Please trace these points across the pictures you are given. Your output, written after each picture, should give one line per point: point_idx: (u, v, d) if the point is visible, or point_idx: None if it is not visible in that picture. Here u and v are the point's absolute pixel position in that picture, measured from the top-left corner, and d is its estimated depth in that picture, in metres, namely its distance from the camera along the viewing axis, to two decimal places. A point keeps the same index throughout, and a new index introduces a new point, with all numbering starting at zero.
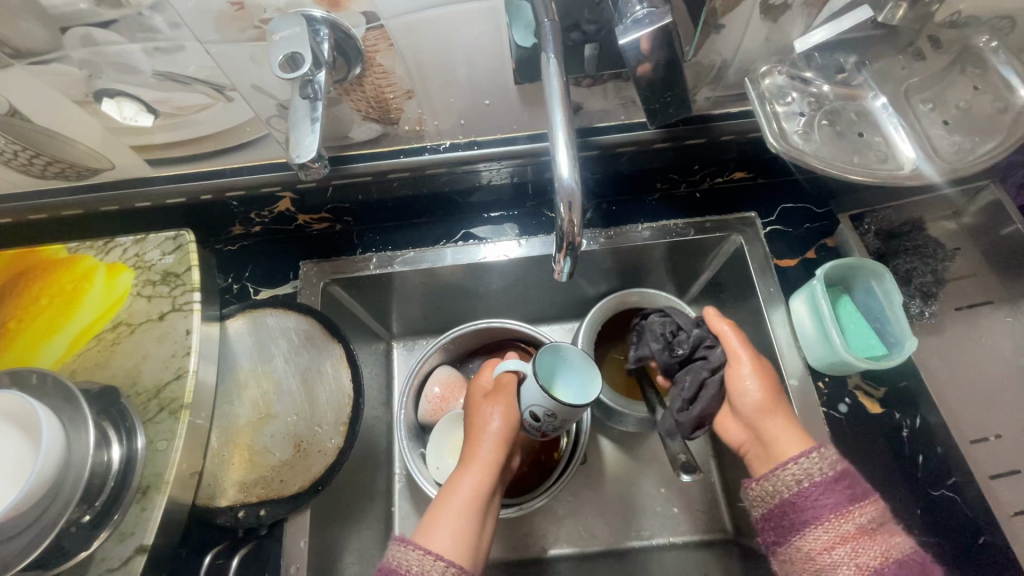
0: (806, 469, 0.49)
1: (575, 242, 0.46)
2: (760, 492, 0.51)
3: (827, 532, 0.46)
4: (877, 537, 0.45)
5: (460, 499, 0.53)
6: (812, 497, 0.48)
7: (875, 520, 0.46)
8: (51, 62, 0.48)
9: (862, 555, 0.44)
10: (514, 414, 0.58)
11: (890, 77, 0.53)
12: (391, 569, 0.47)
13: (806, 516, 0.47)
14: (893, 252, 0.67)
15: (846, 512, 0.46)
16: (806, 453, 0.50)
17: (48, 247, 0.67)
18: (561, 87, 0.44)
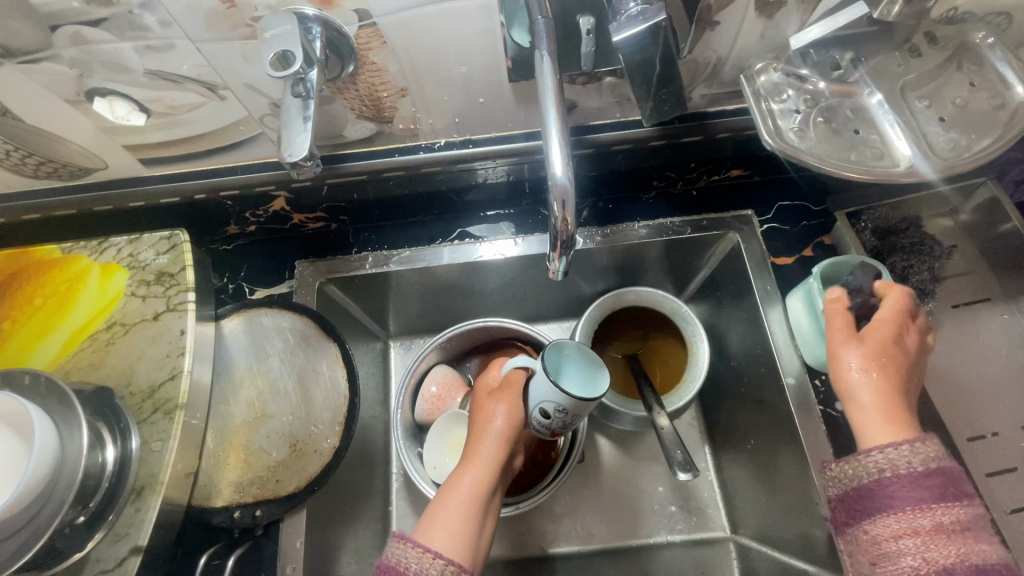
0: (892, 458, 0.45)
1: (570, 239, 0.46)
2: (837, 470, 0.48)
3: (899, 522, 0.43)
4: (959, 539, 0.41)
5: (462, 496, 0.53)
6: (893, 485, 0.44)
7: (964, 522, 0.42)
8: (41, 61, 0.48)
9: (937, 552, 0.41)
10: (519, 412, 0.58)
11: (886, 74, 0.52)
12: (389, 566, 0.47)
13: (881, 501, 0.44)
14: (890, 248, 0.67)
15: (929, 508, 0.42)
16: (902, 443, 0.45)
17: (43, 247, 0.66)
18: (555, 84, 0.43)
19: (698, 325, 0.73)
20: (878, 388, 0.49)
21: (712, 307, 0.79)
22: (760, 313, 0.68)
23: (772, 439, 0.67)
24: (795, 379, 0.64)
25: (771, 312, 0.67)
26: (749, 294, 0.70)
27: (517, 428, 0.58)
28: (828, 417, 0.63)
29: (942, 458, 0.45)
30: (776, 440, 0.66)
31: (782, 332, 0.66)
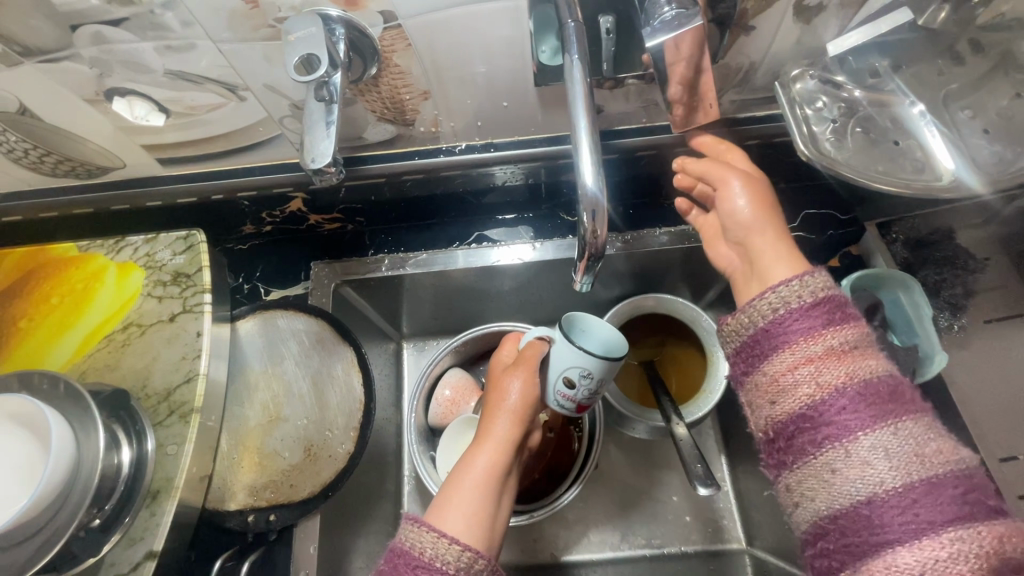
0: (786, 296, 0.45)
1: (599, 251, 0.45)
2: (734, 322, 0.47)
3: (793, 354, 0.43)
4: (848, 358, 0.41)
5: (474, 477, 0.53)
6: (790, 321, 0.44)
7: (852, 344, 0.42)
8: (63, 60, 0.47)
9: (829, 369, 0.41)
10: (531, 390, 0.58)
11: (927, 83, 0.50)
12: (403, 551, 0.46)
13: (780, 338, 0.44)
14: (921, 262, 0.66)
15: (820, 334, 0.42)
16: (792, 280, 0.45)
17: (59, 246, 0.66)
18: (585, 90, 0.42)
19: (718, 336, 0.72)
20: (751, 195, 0.53)
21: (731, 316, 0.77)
22: None
23: None
24: None
25: None
26: None
27: (531, 405, 0.58)
28: None
29: (832, 289, 0.45)
30: None
31: None
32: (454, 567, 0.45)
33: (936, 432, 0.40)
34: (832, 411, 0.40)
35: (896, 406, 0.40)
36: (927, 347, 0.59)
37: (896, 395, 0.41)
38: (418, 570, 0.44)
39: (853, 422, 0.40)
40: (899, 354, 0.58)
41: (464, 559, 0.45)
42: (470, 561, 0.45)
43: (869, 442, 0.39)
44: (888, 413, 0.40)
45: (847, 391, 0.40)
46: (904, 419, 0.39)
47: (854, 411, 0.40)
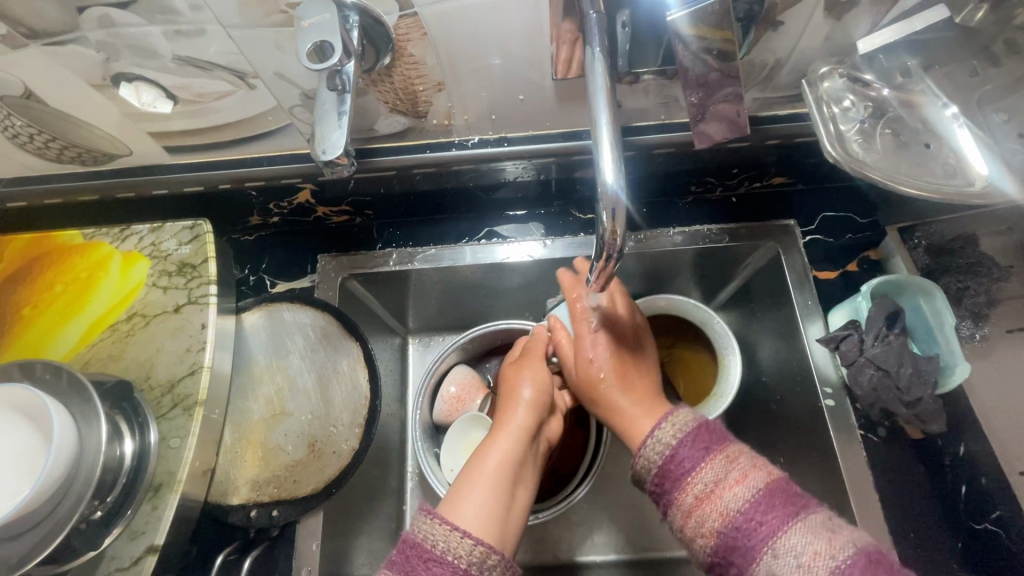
0: (652, 450, 0.48)
1: (617, 250, 0.44)
2: (633, 472, 0.50)
3: (678, 511, 0.45)
4: (718, 495, 0.43)
5: (490, 469, 0.53)
6: (671, 468, 0.46)
7: (720, 475, 0.44)
8: (69, 43, 0.46)
9: (709, 511, 0.43)
10: (543, 378, 0.60)
11: (960, 84, 0.48)
12: (415, 542, 0.45)
13: (669, 490, 0.46)
14: (943, 269, 0.64)
15: (691, 479, 0.45)
16: (661, 421, 0.48)
17: (64, 233, 0.65)
18: (607, 84, 0.41)
19: (729, 336, 0.67)
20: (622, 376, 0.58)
21: (743, 318, 0.75)
22: (798, 328, 0.65)
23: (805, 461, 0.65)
24: (833, 399, 0.61)
25: (811, 328, 0.64)
26: (786, 306, 0.67)
27: (545, 394, 0.60)
28: (869, 443, 0.60)
29: (693, 418, 0.48)
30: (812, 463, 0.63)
31: (822, 349, 0.63)
32: (466, 562, 0.44)
33: (833, 530, 0.40)
34: (728, 554, 0.42)
35: (782, 510, 0.41)
36: (947, 356, 0.58)
37: (779, 502, 0.41)
38: (430, 563, 0.44)
39: (749, 553, 0.41)
40: (921, 364, 0.57)
41: (476, 553, 0.44)
42: (483, 556, 0.45)
43: (765, 571, 0.40)
44: (776, 523, 0.40)
45: (730, 530, 0.42)
46: (794, 522, 0.40)
47: (752, 530, 0.41)
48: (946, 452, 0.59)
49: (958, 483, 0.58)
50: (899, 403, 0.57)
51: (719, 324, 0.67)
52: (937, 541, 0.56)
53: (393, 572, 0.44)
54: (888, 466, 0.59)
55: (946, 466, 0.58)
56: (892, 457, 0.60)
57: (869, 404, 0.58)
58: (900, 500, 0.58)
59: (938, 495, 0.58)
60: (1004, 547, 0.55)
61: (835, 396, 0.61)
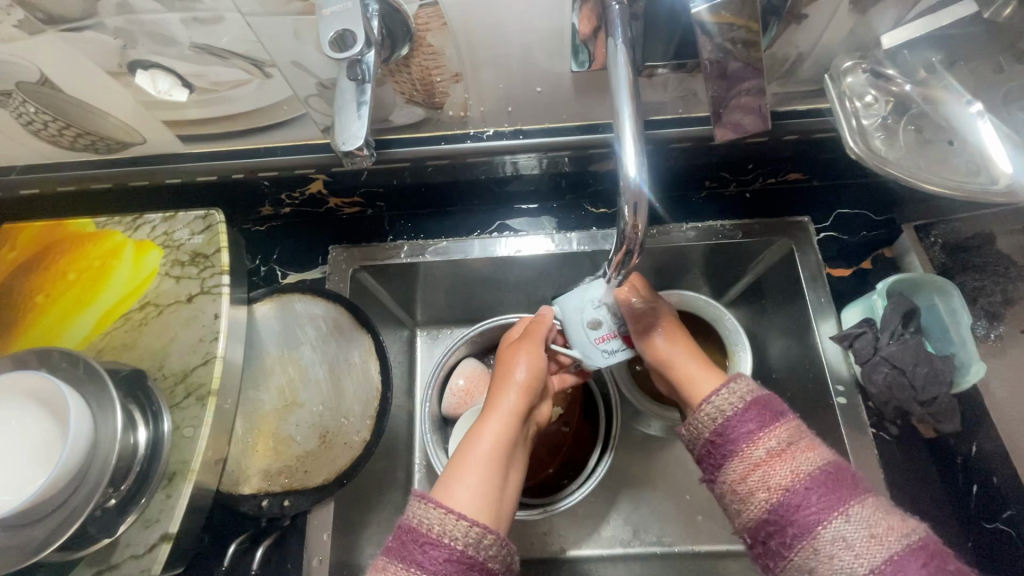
0: (719, 405, 0.49)
1: (637, 245, 0.45)
2: (687, 428, 0.50)
3: (742, 460, 0.46)
4: (791, 456, 0.44)
5: (483, 451, 0.54)
6: (736, 426, 0.47)
7: (792, 439, 0.45)
8: (86, 30, 0.46)
9: (779, 470, 0.44)
10: (538, 362, 0.61)
11: (985, 81, 0.48)
12: (411, 528, 0.45)
13: (734, 444, 0.47)
14: (959, 268, 0.64)
15: (760, 438, 0.46)
16: (722, 388, 0.50)
17: (76, 221, 0.65)
18: (630, 77, 0.40)
19: (741, 334, 0.67)
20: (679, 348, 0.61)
21: (754, 315, 0.75)
22: (810, 325, 0.65)
23: None
24: (845, 397, 0.61)
25: (823, 325, 0.64)
26: (798, 303, 0.67)
27: (538, 377, 0.60)
28: (879, 441, 0.61)
29: (757, 391, 0.49)
30: None
31: (834, 346, 0.63)
32: (463, 543, 0.44)
33: (888, 510, 0.41)
34: (790, 512, 0.42)
35: (850, 486, 0.42)
36: (963, 356, 0.58)
37: (847, 477, 0.43)
38: (427, 547, 0.44)
39: (816, 513, 0.41)
40: (937, 363, 0.56)
41: (473, 534, 0.45)
42: (480, 536, 0.45)
43: (831, 532, 0.40)
44: (846, 496, 0.42)
45: (800, 488, 0.43)
46: (860, 497, 0.42)
47: (813, 499, 0.42)
48: (958, 451, 0.59)
49: (969, 482, 0.58)
50: (914, 402, 0.57)
51: (731, 319, 0.67)
52: (948, 540, 0.56)
53: (390, 559, 0.44)
54: (899, 464, 0.59)
55: (959, 464, 0.58)
56: (903, 456, 0.60)
57: (882, 402, 0.58)
58: (909, 498, 0.58)
59: (949, 494, 0.58)
60: (1015, 546, 0.55)
61: (847, 394, 0.61)
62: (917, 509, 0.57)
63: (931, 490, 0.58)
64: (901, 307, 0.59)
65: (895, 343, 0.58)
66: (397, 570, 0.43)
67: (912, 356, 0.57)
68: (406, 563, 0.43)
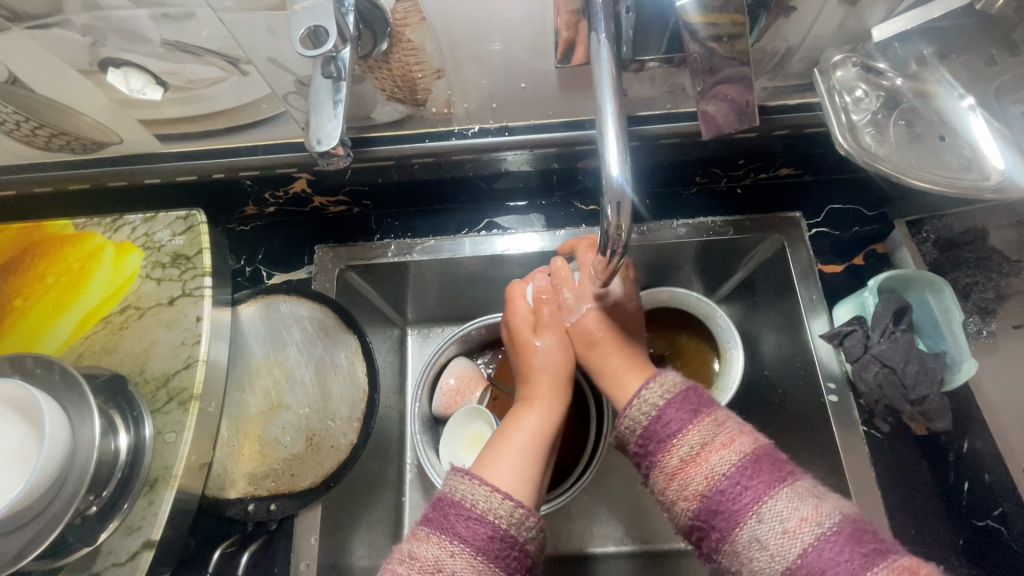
0: (637, 412, 0.47)
1: (622, 245, 0.44)
2: (616, 437, 0.49)
3: (663, 468, 0.44)
4: (704, 458, 0.42)
5: (522, 433, 0.55)
6: (656, 431, 0.45)
7: (708, 437, 0.43)
8: (52, 27, 0.45)
9: (694, 473, 0.42)
10: (563, 340, 0.61)
11: (978, 74, 0.47)
12: (453, 501, 0.45)
13: (654, 452, 0.45)
14: (952, 263, 0.63)
15: (675, 444, 0.44)
16: (648, 384, 0.48)
17: (55, 222, 0.64)
18: (613, 73, 0.39)
19: (734, 331, 0.66)
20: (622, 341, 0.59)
21: (745, 311, 0.74)
22: (802, 322, 0.64)
23: (807, 455, 0.64)
24: (836, 395, 0.61)
25: (814, 322, 0.63)
26: (791, 300, 0.66)
27: (561, 365, 0.60)
28: (871, 438, 0.60)
29: (673, 386, 0.47)
30: (815, 457, 0.63)
31: (825, 345, 0.62)
32: (506, 521, 0.44)
33: (815, 499, 0.39)
34: (711, 517, 0.41)
35: (765, 478, 0.40)
36: (955, 353, 0.57)
37: (765, 468, 0.41)
38: (471, 522, 0.44)
39: (733, 515, 0.40)
40: (928, 361, 0.56)
41: (516, 515, 0.45)
42: (521, 516, 0.45)
43: (749, 534, 0.39)
44: (761, 490, 0.40)
45: (716, 492, 0.41)
46: (777, 489, 0.39)
47: (728, 505, 0.40)
48: (950, 448, 0.58)
49: (961, 480, 0.57)
50: (905, 402, 0.56)
51: (724, 317, 0.66)
52: (939, 538, 0.56)
53: (431, 530, 0.44)
54: (890, 461, 0.59)
55: (949, 462, 0.58)
56: (895, 453, 0.59)
57: (873, 401, 0.58)
58: (900, 495, 0.58)
59: (940, 491, 0.57)
60: (1005, 543, 0.55)
61: (839, 392, 0.61)
62: (908, 507, 0.57)
63: (923, 488, 0.58)
64: (893, 304, 0.58)
65: (888, 340, 0.57)
66: (440, 542, 0.43)
67: (905, 354, 0.56)
68: (450, 537, 0.43)
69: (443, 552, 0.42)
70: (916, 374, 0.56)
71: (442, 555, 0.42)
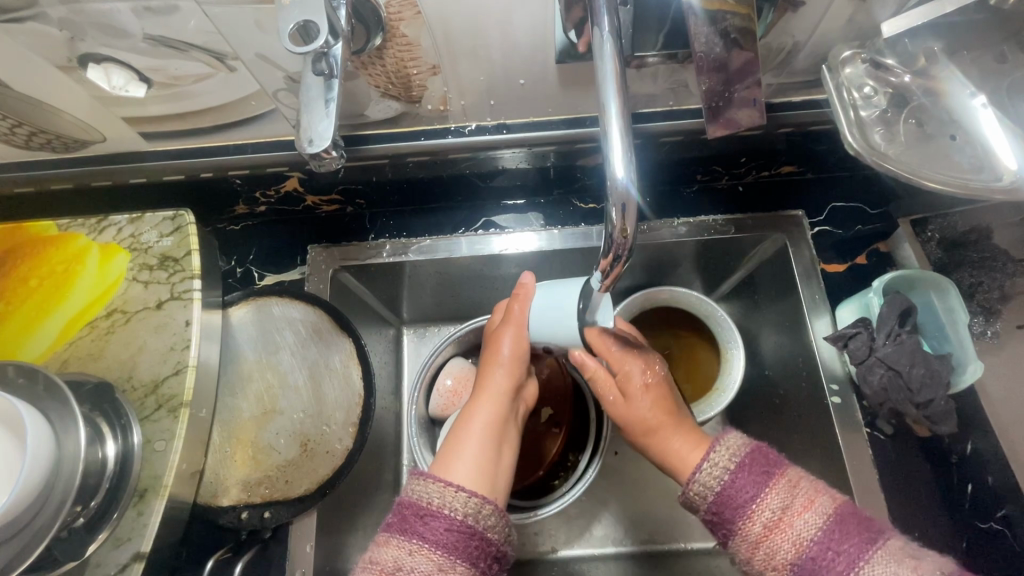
0: (706, 479, 0.46)
1: (626, 249, 0.42)
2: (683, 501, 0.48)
3: (744, 537, 0.43)
4: (789, 524, 0.42)
5: (476, 427, 0.54)
6: (729, 496, 0.44)
7: (786, 502, 0.42)
8: (28, 21, 0.43)
9: (779, 542, 0.41)
10: (525, 339, 0.58)
11: (990, 71, 0.46)
12: (411, 503, 0.44)
13: (730, 519, 0.44)
14: (955, 263, 0.63)
15: (754, 511, 0.43)
16: (711, 449, 0.47)
17: (37, 223, 0.62)
18: (617, 70, 0.37)
19: (734, 331, 0.65)
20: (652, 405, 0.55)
21: (746, 310, 0.73)
22: (804, 323, 0.63)
23: (809, 457, 0.63)
24: (840, 397, 0.60)
25: (816, 322, 0.62)
26: (793, 300, 0.65)
27: (517, 363, 0.58)
28: (875, 440, 0.59)
29: (742, 449, 0.46)
30: (818, 459, 0.62)
31: (829, 345, 0.61)
32: (463, 513, 0.43)
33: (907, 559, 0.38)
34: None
35: (856, 543, 0.40)
36: (960, 355, 0.57)
37: (851, 531, 0.40)
38: (427, 519, 0.43)
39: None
40: (934, 364, 0.55)
41: (472, 505, 0.44)
42: (477, 507, 0.44)
43: None
44: (854, 555, 0.39)
45: (805, 561, 0.40)
46: (872, 554, 0.39)
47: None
48: (953, 450, 0.58)
49: (964, 482, 0.57)
50: (910, 404, 0.55)
51: (724, 315, 0.65)
52: (943, 540, 0.55)
53: (391, 533, 0.43)
54: (895, 463, 0.58)
55: (953, 464, 0.57)
56: (898, 455, 0.59)
57: (877, 404, 0.57)
58: (904, 497, 0.57)
59: (943, 494, 0.57)
60: (1009, 545, 0.54)
61: (841, 393, 0.60)
62: (913, 509, 0.57)
63: (927, 490, 0.57)
64: (901, 305, 0.57)
65: (895, 342, 0.56)
66: (398, 543, 0.42)
67: (911, 356, 0.56)
68: (409, 537, 0.42)
69: (401, 552, 0.42)
70: (921, 378, 0.55)
71: (401, 555, 0.41)
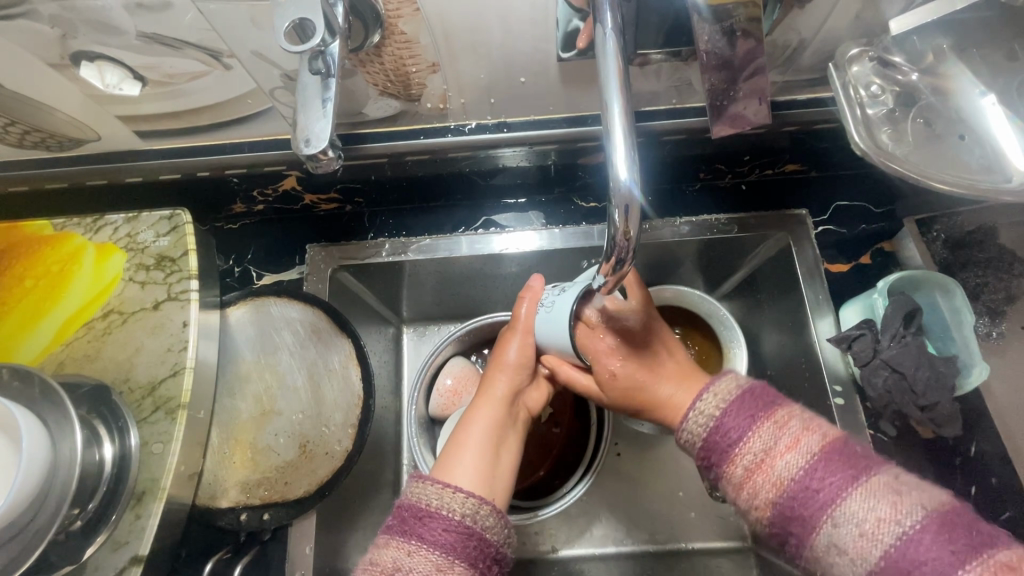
0: (694, 425, 0.46)
1: (629, 252, 0.42)
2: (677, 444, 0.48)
3: (729, 479, 0.43)
4: (770, 465, 0.41)
5: (476, 429, 0.53)
6: (716, 440, 0.44)
7: (772, 441, 0.42)
8: (18, 18, 0.42)
9: (761, 482, 0.41)
10: (532, 343, 0.58)
11: (1000, 69, 0.45)
12: (409, 505, 0.44)
13: (716, 463, 0.44)
14: (961, 263, 0.62)
15: (737, 453, 0.43)
16: (703, 393, 0.47)
17: (32, 223, 0.61)
18: (620, 67, 0.37)
19: (736, 331, 0.64)
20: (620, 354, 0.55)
21: (748, 309, 0.73)
22: (807, 323, 0.63)
23: None
24: (843, 397, 0.59)
25: (819, 322, 0.62)
26: (795, 300, 0.65)
27: (521, 371, 0.58)
28: (878, 442, 0.59)
29: (734, 393, 0.45)
30: None
31: (832, 347, 0.61)
32: (461, 514, 0.43)
33: (896, 491, 0.37)
34: (784, 524, 0.40)
35: (835, 477, 0.39)
36: (966, 356, 0.56)
37: (833, 468, 0.39)
38: (425, 520, 0.43)
39: (806, 522, 0.39)
40: (939, 366, 0.55)
41: (470, 505, 0.44)
42: (476, 507, 0.44)
43: (825, 539, 0.38)
44: (834, 490, 0.38)
45: (785, 499, 0.40)
46: (854, 487, 0.38)
47: (801, 510, 0.39)
48: (958, 451, 0.57)
49: (968, 484, 0.57)
50: (914, 407, 0.55)
51: (725, 315, 0.64)
52: None
53: (391, 534, 0.43)
54: (898, 465, 0.58)
55: (957, 465, 0.57)
56: (902, 456, 0.58)
57: (882, 405, 0.57)
58: None
59: (946, 496, 0.56)
60: None
61: (845, 394, 0.59)
62: None
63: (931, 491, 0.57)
64: (907, 303, 0.57)
65: (899, 340, 0.56)
66: (398, 544, 0.42)
67: (918, 359, 0.55)
68: (408, 538, 0.42)
69: (399, 553, 0.41)
70: (927, 382, 0.54)
71: (400, 556, 0.41)
